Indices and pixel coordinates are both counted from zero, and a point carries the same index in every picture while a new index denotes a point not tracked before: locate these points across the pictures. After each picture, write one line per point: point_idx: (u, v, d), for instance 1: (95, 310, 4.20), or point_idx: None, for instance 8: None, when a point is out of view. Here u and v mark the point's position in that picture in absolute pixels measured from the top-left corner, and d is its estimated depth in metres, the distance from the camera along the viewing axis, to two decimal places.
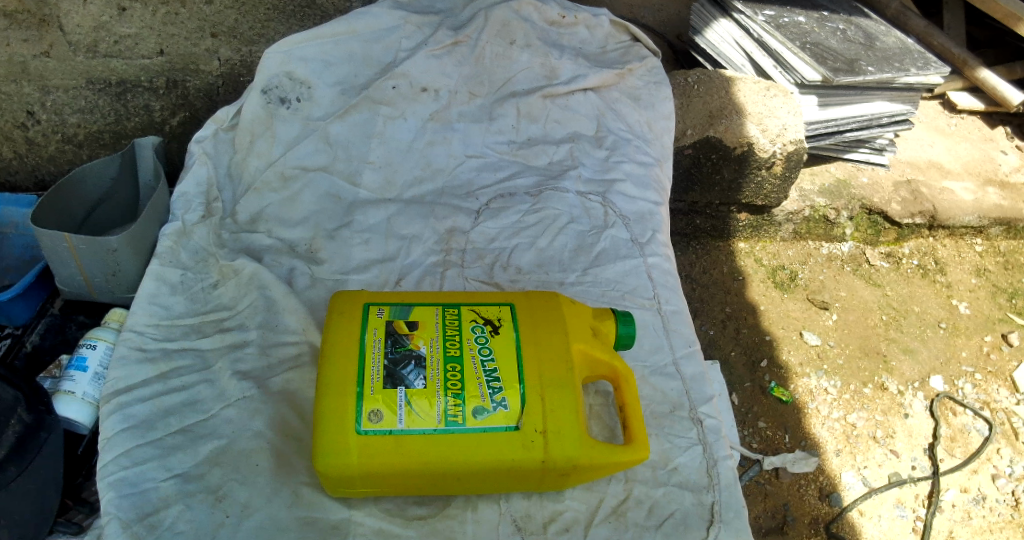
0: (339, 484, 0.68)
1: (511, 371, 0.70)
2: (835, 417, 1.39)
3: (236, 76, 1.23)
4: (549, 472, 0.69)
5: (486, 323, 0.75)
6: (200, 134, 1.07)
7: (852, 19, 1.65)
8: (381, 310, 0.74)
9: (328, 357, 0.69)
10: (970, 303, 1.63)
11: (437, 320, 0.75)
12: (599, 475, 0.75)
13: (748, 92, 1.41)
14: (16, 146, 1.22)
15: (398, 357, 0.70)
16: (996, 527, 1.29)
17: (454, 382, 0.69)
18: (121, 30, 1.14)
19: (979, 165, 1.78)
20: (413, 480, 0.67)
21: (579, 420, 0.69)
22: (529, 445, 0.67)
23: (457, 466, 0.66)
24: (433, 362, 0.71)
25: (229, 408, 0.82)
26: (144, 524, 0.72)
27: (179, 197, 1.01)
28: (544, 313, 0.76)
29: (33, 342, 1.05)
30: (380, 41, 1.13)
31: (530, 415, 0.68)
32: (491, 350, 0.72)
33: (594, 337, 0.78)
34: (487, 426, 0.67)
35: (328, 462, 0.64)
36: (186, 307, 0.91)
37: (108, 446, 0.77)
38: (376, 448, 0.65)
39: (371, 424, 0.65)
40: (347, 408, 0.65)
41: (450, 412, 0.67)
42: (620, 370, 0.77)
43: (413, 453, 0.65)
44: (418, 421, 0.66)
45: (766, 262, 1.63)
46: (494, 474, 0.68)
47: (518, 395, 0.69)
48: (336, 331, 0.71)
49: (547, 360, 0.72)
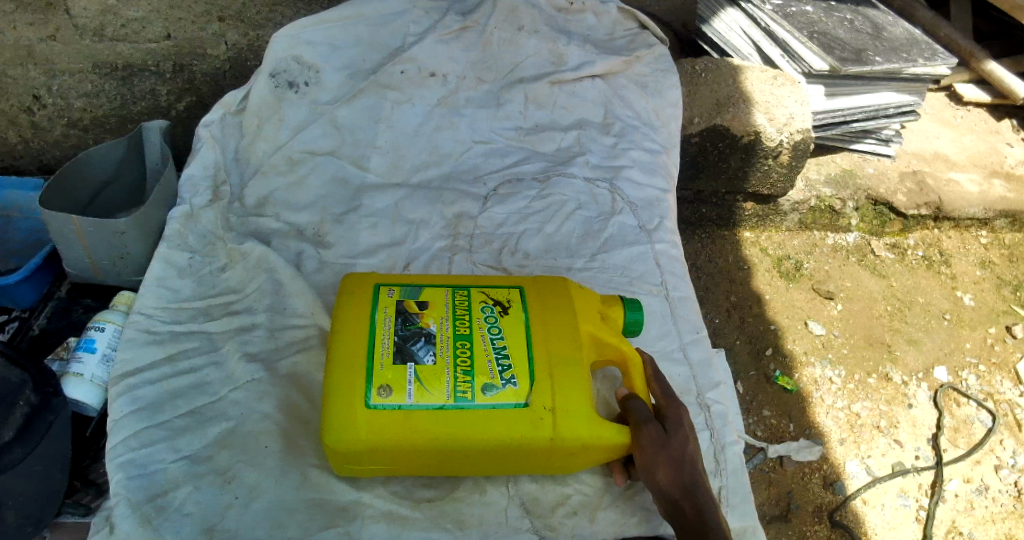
0: (345, 460, 0.67)
1: (520, 349, 0.71)
2: (839, 406, 1.39)
3: (243, 60, 1.23)
4: (558, 451, 0.68)
5: (497, 304, 0.75)
6: (207, 118, 1.06)
7: (859, 9, 1.63)
8: (391, 290, 0.75)
9: (338, 333, 0.69)
10: (975, 295, 1.62)
11: (447, 301, 0.75)
12: (607, 459, 0.75)
13: (756, 80, 1.40)
14: (22, 130, 1.23)
15: (408, 334, 0.70)
16: (998, 518, 1.29)
17: (464, 360, 0.69)
18: (127, 14, 1.13)
19: (984, 157, 1.78)
20: (421, 457, 0.67)
21: (588, 399, 0.69)
22: (537, 421, 0.67)
23: (465, 443, 0.66)
24: (442, 339, 0.71)
25: (237, 390, 0.82)
26: (153, 505, 0.72)
27: (186, 181, 1.01)
28: (554, 295, 0.77)
29: (40, 325, 1.04)
30: (388, 25, 1.11)
31: (539, 393, 0.68)
32: (500, 328, 0.72)
33: (602, 322, 0.78)
34: (497, 402, 0.67)
35: (334, 437, 0.64)
36: (193, 290, 0.91)
37: (116, 427, 0.77)
38: (384, 422, 0.64)
39: (380, 399, 0.65)
40: (356, 383, 0.65)
41: (459, 389, 0.67)
42: (629, 354, 0.77)
43: (422, 429, 0.65)
44: (427, 397, 0.66)
45: (771, 251, 1.63)
46: (502, 452, 0.67)
47: (528, 373, 0.69)
48: (346, 310, 0.72)
49: (559, 339, 0.72)
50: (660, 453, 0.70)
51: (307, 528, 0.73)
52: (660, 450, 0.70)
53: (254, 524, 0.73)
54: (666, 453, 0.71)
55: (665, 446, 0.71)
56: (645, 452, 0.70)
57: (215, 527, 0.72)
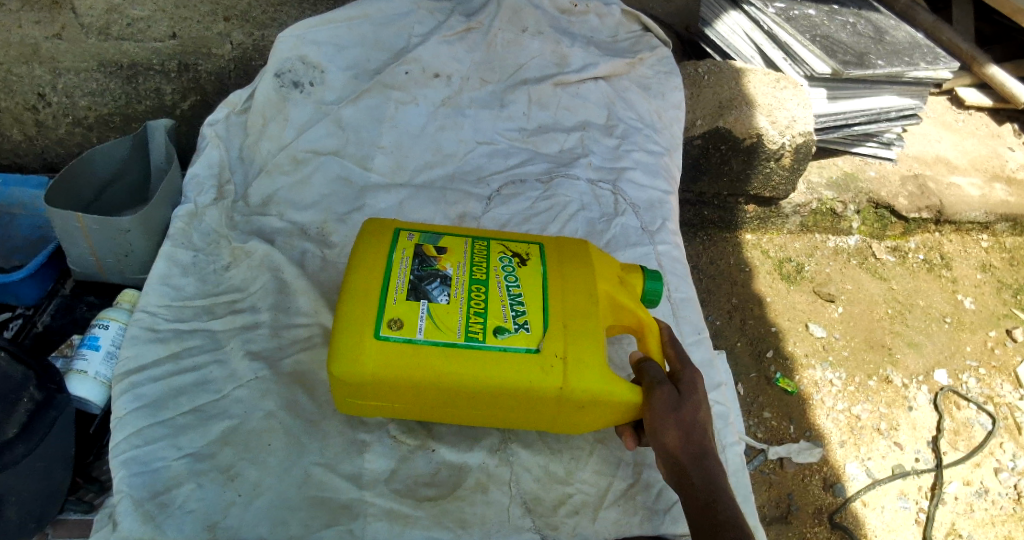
0: (351, 395, 0.68)
1: (535, 298, 0.72)
2: (839, 408, 1.40)
3: (248, 60, 1.23)
4: (569, 405, 0.68)
5: (515, 256, 0.77)
6: (212, 117, 1.07)
7: (861, 12, 1.64)
8: (411, 235, 0.77)
9: (356, 267, 0.71)
10: (975, 298, 1.63)
11: (465, 249, 0.77)
12: (616, 422, 0.74)
13: (758, 83, 1.41)
14: (26, 128, 1.22)
15: (424, 274, 0.72)
16: (998, 520, 1.30)
17: (478, 306, 0.70)
18: (134, 13, 1.16)
19: (986, 161, 1.78)
20: (428, 398, 0.67)
21: (601, 351, 0.69)
22: (550, 370, 0.67)
23: (473, 386, 0.66)
24: (458, 283, 0.73)
25: (241, 388, 0.82)
26: (156, 502, 0.73)
27: (190, 180, 1.01)
28: (573, 252, 0.78)
29: (44, 322, 1.05)
30: (392, 25, 1.13)
31: (552, 341, 0.68)
32: (516, 279, 0.74)
33: (622, 283, 0.79)
34: (507, 345, 0.67)
35: (343, 365, 0.64)
36: (197, 288, 0.91)
37: (120, 424, 0.77)
38: (392, 352, 0.65)
39: (390, 331, 0.66)
40: (368, 314, 0.67)
41: (470, 329, 0.68)
42: (646, 320, 0.76)
43: (429, 365, 0.65)
44: (436, 333, 0.67)
45: (772, 253, 1.63)
46: (511, 401, 0.67)
47: (540, 319, 0.70)
48: (366, 246, 0.74)
49: (576, 294, 0.73)
50: (670, 417, 0.68)
51: (309, 526, 0.73)
52: (672, 413, 0.68)
53: (256, 521, 0.73)
54: (677, 418, 0.68)
55: (676, 411, 0.69)
56: (655, 414, 0.68)
57: (217, 524, 0.73)
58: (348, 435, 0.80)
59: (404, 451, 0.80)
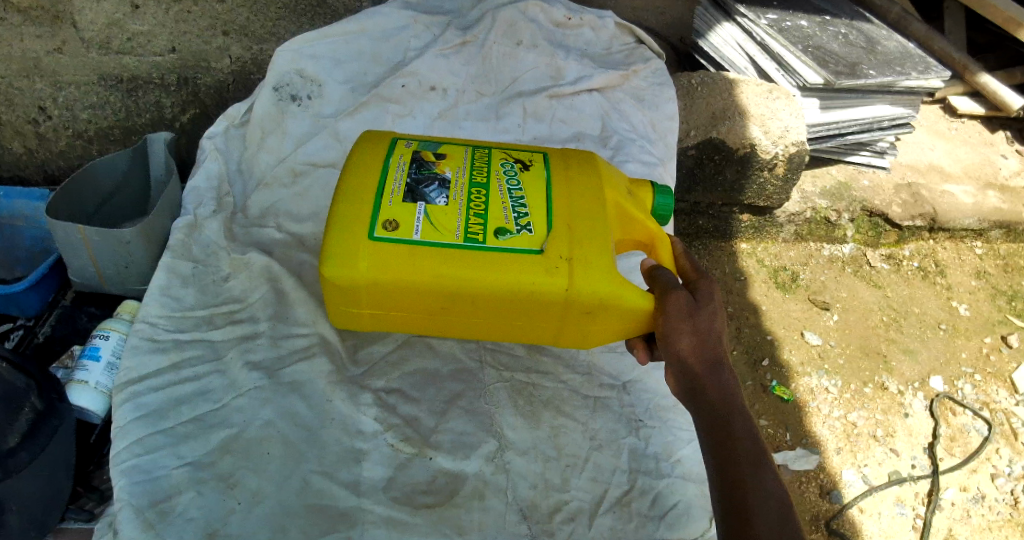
0: (348, 298, 0.75)
1: (533, 201, 0.79)
2: (835, 415, 1.40)
3: (246, 73, 1.25)
4: (571, 305, 0.74)
5: (516, 162, 0.84)
6: (211, 130, 1.09)
7: (853, 23, 1.66)
8: (410, 143, 0.84)
9: (354, 173, 0.79)
10: (970, 305, 1.64)
11: (466, 156, 0.84)
12: (627, 332, 0.80)
13: (750, 93, 1.41)
14: (27, 140, 1.25)
15: (422, 178, 0.80)
16: (995, 526, 1.30)
17: (475, 207, 0.77)
18: (133, 28, 1.15)
19: (979, 169, 1.80)
20: (425, 297, 0.74)
21: (599, 251, 0.75)
22: (548, 267, 0.73)
23: (468, 282, 0.73)
24: (456, 185, 0.80)
25: (240, 398, 0.83)
26: (156, 510, 0.74)
27: (191, 192, 1.02)
28: (575, 162, 0.85)
29: (45, 333, 1.06)
30: (390, 39, 1.14)
31: (552, 242, 0.75)
32: (516, 182, 0.81)
33: (628, 196, 0.86)
34: (508, 246, 0.74)
35: (338, 264, 0.71)
36: (197, 299, 0.92)
37: (122, 434, 0.78)
38: (385, 249, 0.73)
39: (384, 231, 0.74)
40: (364, 216, 0.75)
41: (469, 230, 0.75)
42: (654, 230, 0.84)
43: (427, 265, 0.73)
44: (432, 234, 0.74)
45: (767, 262, 1.65)
46: (508, 299, 0.74)
47: (541, 224, 0.76)
48: (367, 155, 0.82)
49: (570, 200, 0.80)
50: (687, 321, 0.72)
51: (308, 532, 0.74)
52: (686, 317, 0.72)
53: (256, 528, 0.74)
54: (691, 323, 0.72)
55: (692, 315, 0.73)
56: (669, 317, 0.73)
57: (217, 531, 0.74)
58: (347, 443, 0.82)
59: (402, 459, 0.81)
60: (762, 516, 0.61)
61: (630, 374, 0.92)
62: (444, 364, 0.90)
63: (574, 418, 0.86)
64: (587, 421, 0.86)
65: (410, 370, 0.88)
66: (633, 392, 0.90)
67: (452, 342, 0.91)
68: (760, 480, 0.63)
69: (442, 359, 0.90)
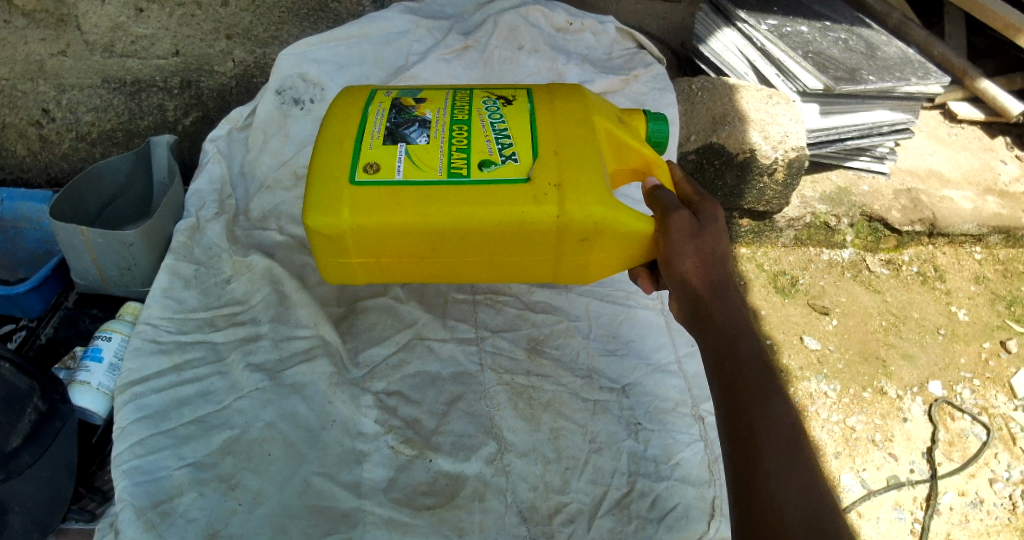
0: (336, 250, 0.75)
1: (518, 131, 0.78)
2: (834, 420, 1.41)
3: (249, 77, 1.25)
4: (564, 232, 0.74)
5: (499, 99, 0.83)
6: (214, 134, 1.10)
7: (853, 29, 1.66)
8: (388, 92, 0.84)
9: (332, 122, 0.79)
10: (969, 310, 1.64)
11: (447, 98, 0.84)
12: (629, 261, 0.80)
13: (750, 99, 1.42)
14: (30, 143, 1.26)
15: (402, 121, 0.79)
16: (993, 530, 1.31)
17: (458, 142, 0.77)
18: (138, 31, 1.16)
19: (978, 175, 1.80)
20: (414, 240, 0.74)
21: (589, 174, 0.74)
22: (536, 195, 0.73)
23: (456, 219, 0.73)
24: (438, 124, 0.79)
25: (242, 399, 0.84)
26: (157, 510, 0.74)
27: (193, 195, 1.03)
28: (559, 94, 0.84)
29: (48, 334, 1.07)
30: (392, 44, 1.15)
31: (539, 169, 0.75)
32: (498, 117, 0.80)
33: (620, 124, 0.84)
34: (494, 177, 0.74)
35: (320, 211, 0.72)
36: (199, 301, 0.93)
37: (123, 435, 0.79)
38: (367, 192, 0.73)
39: (365, 174, 0.74)
40: (344, 164, 0.75)
41: (453, 166, 0.75)
42: (650, 157, 0.84)
43: (411, 203, 0.73)
44: (415, 173, 0.74)
45: (767, 267, 1.66)
46: (500, 231, 0.74)
47: (527, 153, 0.76)
48: (346, 106, 0.82)
49: (554, 129, 0.79)
50: (688, 242, 0.74)
51: (309, 532, 0.75)
52: (691, 239, 0.74)
53: (257, 528, 0.75)
54: (695, 244, 0.74)
55: (695, 237, 0.74)
56: (671, 238, 0.74)
57: (218, 531, 0.74)
58: (347, 445, 0.82)
59: (402, 461, 0.81)
60: (764, 429, 0.61)
61: (630, 377, 0.92)
62: (444, 367, 0.90)
63: (574, 420, 0.87)
64: (587, 423, 0.87)
65: (411, 372, 0.89)
66: (633, 395, 0.90)
67: (452, 345, 0.92)
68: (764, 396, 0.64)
69: (443, 362, 0.91)
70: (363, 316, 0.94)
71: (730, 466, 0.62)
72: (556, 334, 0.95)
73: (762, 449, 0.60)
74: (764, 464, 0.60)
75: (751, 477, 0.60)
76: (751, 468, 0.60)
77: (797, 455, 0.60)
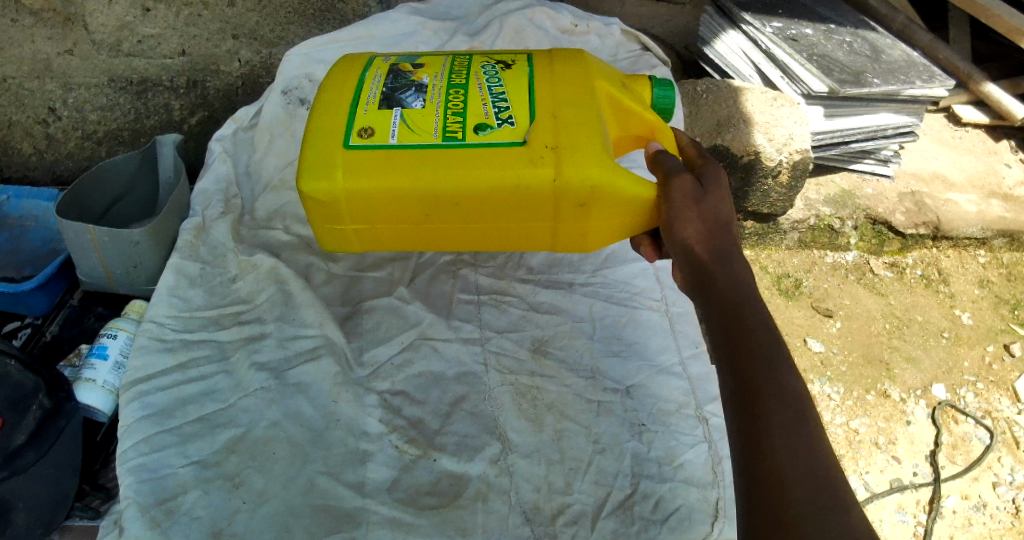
0: (331, 215, 0.76)
1: (515, 95, 0.79)
2: (837, 422, 1.41)
3: (255, 77, 1.27)
4: (561, 196, 0.74)
5: (498, 63, 0.83)
6: (220, 133, 1.10)
7: (858, 31, 1.66)
8: (387, 58, 0.85)
9: (329, 88, 0.80)
10: (973, 313, 1.64)
11: (445, 63, 0.85)
12: (629, 227, 0.80)
13: (755, 101, 1.43)
14: (36, 141, 1.26)
15: (398, 86, 0.80)
16: (996, 534, 1.30)
17: (454, 106, 0.78)
18: (144, 30, 1.16)
19: (982, 178, 1.80)
20: (409, 204, 0.75)
21: (586, 136, 0.75)
22: (531, 158, 0.73)
23: (450, 183, 0.73)
24: (434, 89, 0.80)
25: (247, 398, 0.84)
26: (162, 508, 0.75)
27: (198, 194, 1.04)
28: (559, 58, 0.84)
29: (53, 331, 1.07)
30: (397, 45, 1.15)
31: (535, 133, 0.75)
32: (496, 80, 0.81)
33: (622, 90, 0.85)
34: (489, 140, 0.75)
35: (313, 176, 0.73)
36: (204, 300, 0.93)
37: (128, 432, 0.80)
38: (361, 156, 0.74)
39: (359, 139, 0.75)
40: (338, 129, 0.76)
41: (447, 130, 0.75)
42: (653, 122, 0.85)
43: (403, 166, 0.73)
44: (409, 137, 0.75)
45: (770, 269, 1.66)
46: (496, 195, 0.74)
47: (523, 116, 0.76)
48: (344, 72, 0.83)
49: (552, 93, 0.79)
50: (691, 207, 0.73)
51: (313, 532, 0.75)
52: (693, 204, 0.73)
53: (260, 527, 0.75)
54: (697, 209, 0.73)
55: (698, 203, 0.73)
56: (673, 203, 0.73)
57: (222, 530, 0.75)
58: (351, 444, 0.82)
59: (406, 461, 0.82)
60: (770, 393, 0.58)
61: (634, 378, 0.92)
62: (449, 367, 0.91)
63: (577, 421, 0.87)
64: (591, 424, 0.87)
65: (416, 372, 0.90)
66: (637, 396, 0.90)
67: (457, 345, 0.92)
68: (770, 358, 0.60)
69: (447, 362, 0.91)
70: (368, 316, 0.94)
71: (733, 433, 0.59)
72: (560, 335, 0.95)
73: (766, 412, 0.57)
74: (769, 427, 0.56)
75: (754, 440, 0.56)
76: (754, 432, 0.56)
77: (803, 420, 0.56)
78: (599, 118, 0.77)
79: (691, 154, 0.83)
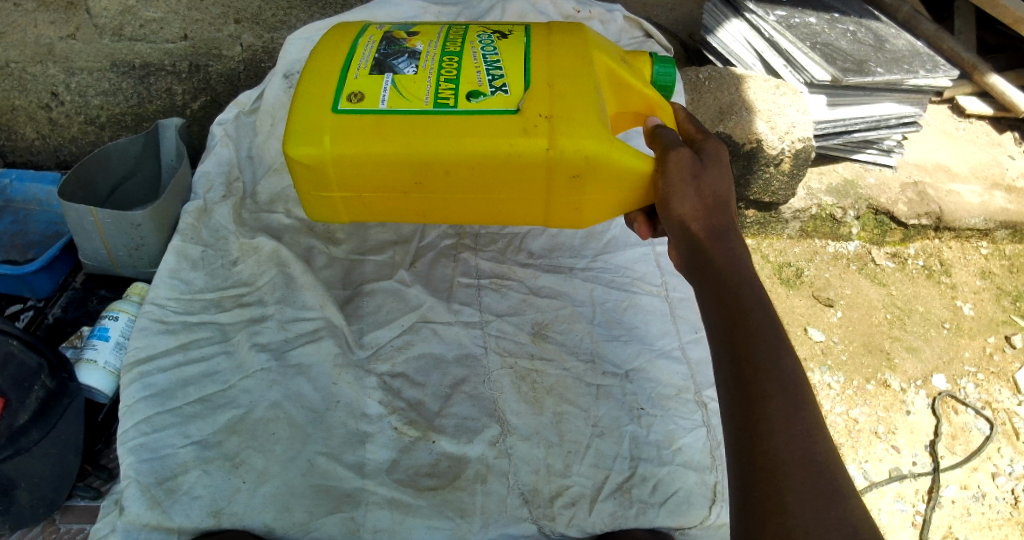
0: (319, 182, 0.76)
1: (511, 64, 0.78)
2: (837, 411, 1.41)
3: (257, 62, 1.25)
4: (554, 167, 0.73)
5: (494, 34, 0.83)
6: (223, 117, 1.09)
7: (863, 21, 1.65)
8: (381, 26, 0.85)
9: (321, 53, 0.80)
10: (974, 304, 1.63)
11: (440, 32, 0.84)
12: (624, 204, 0.80)
13: (758, 89, 1.42)
14: (40, 126, 1.26)
15: (391, 52, 0.80)
16: (994, 524, 1.30)
17: (446, 74, 0.77)
18: (146, 15, 1.17)
19: (986, 170, 1.79)
20: (398, 171, 0.75)
21: (581, 106, 0.74)
22: (525, 127, 0.73)
23: (441, 152, 0.73)
24: (427, 56, 0.80)
25: (248, 379, 0.85)
26: (163, 487, 0.76)
27: (201, 177, 1.03)
28: (559, 30, 0.84)
29: (55, 314, 1.08)
30: None
31: (530, 102, 0.75)
32: (491, 49, 0.80)
33: (623, 64, 0.84)
34: (482, 109, 0.74)
35: (301, 138, 0.73)
36: (206, 282, 0.93)
37: (130, 412, 0.80)
38: (349, 120, 0.74)
39: (348, 103, 0.75)
40: (328, 93, 0.76)
41: (439, 97, 0.75)
42: (652, 98, 0.85)
43: (391, 130, 0.73)
44: (397, 104, 0.75)
45: (772, 258, 1.66)
46: (488, 165, 0.74)
47: (519, 85, 0.76)
48: (337, 38, 0.83)
49: (549, 63, 0.79)
50: (688, 183, 0.73)
51: (313, 511, 0.77)
52: (690, 180, 0.73)
53: (261, 507, 0.76)
54: (695, 186, 0.73)
55: (695, 178, 0.73)
56: (670, 177, 0.73)
57: (223, 509, 0.76)
58: (352, 426, 0.83)
59: (406, 442, 0.82)
60: (767, 375, 0.58)
61: (633, 362, 0.92)
62: (449, 349, 0.91)
63: (577, 404, 0.87)
64: (591, 407, 0.87)
65: (415, 354, 0.90)
66: (636, 380, 0.90)
67: (456, 329, 0.93)
68: (768, 341, 0.60)
69: (448, 345, 0.91)
70: (369, 298, 0.94)
71: (727, 414, 0.59)
72: (560, 318, 0.95)
73: (764, 394, 0.57)
74: (766, 409, 0.56)
75: (751, 423, 0.56)
76: (751, 415, 0.56)
77: (800, 405, 0.56)
78: (595, 89, 0.77)
79: (689, 131, 0.83)
